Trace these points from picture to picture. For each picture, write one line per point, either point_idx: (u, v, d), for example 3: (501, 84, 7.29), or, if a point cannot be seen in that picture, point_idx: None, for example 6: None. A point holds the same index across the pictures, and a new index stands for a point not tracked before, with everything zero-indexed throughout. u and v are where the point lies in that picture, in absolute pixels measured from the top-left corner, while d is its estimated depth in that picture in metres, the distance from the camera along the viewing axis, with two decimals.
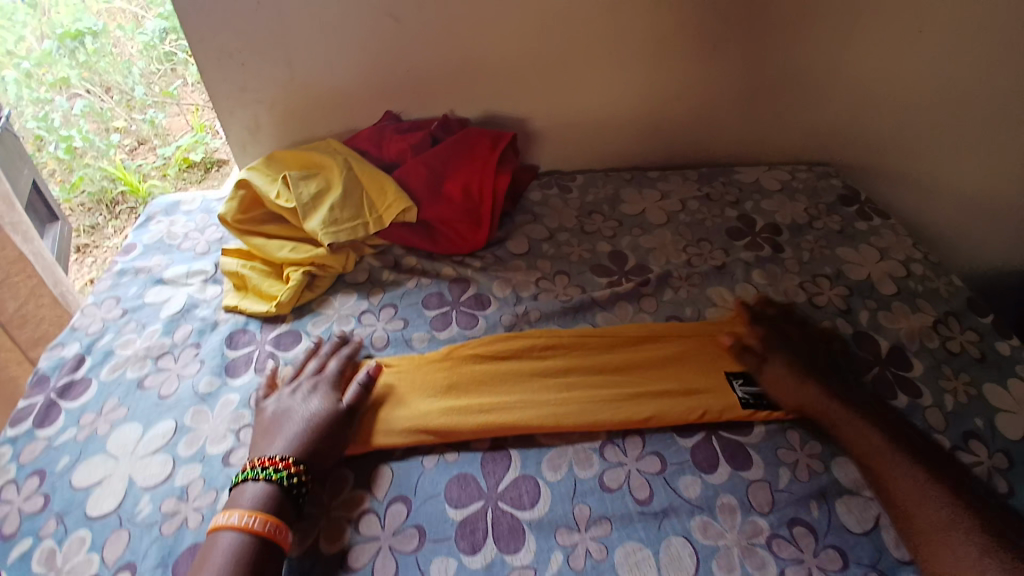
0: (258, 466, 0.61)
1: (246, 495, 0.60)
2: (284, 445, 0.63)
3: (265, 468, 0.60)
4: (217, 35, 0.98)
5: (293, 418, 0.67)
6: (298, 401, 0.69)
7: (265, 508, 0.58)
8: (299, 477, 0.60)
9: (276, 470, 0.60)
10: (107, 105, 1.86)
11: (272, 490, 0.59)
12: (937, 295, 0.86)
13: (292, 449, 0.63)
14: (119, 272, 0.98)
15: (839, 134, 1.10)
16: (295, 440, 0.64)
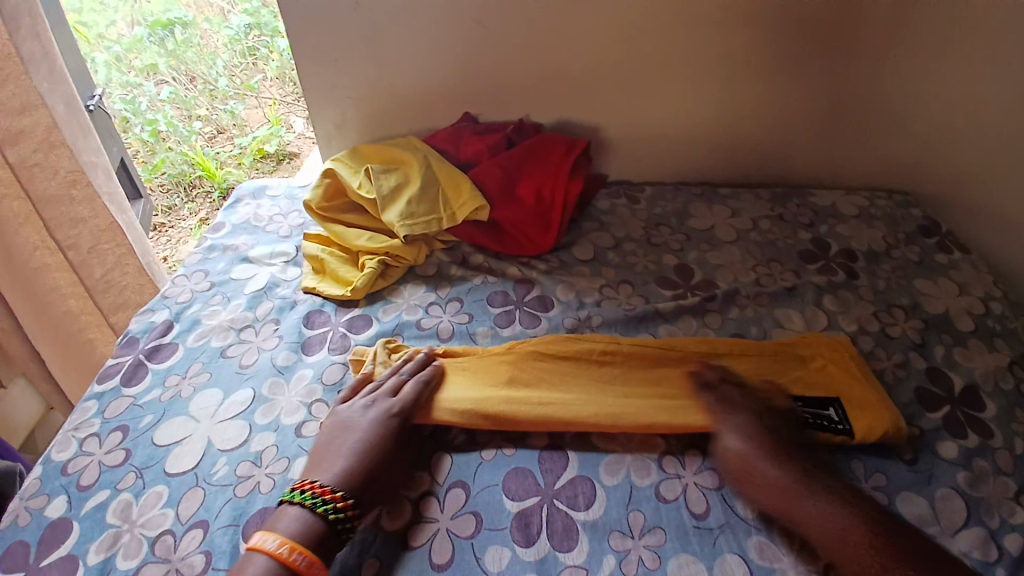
0: (307, 492, 0.60)
1: (286, 517, 0.59)
2: (337, 471, 0.62)
3: (314, 496, 0.60)
4: (315, 33, 1.05)
5: (352, 442, 0.65)
6: (364, 423, 0.67)
7: (305, 540, 0.57)
8: (346, 512, 0.59)
9: (322, 501, 0.59)
10: (191, 93, 2.00)
11: (315, 522, 0.58)
12: (1016, 336, 0.81)
13: (345, 481, 0.61)
14: (208, 247, 1.06)
15: (924, 161, 1.06)
16: (350, 466, 0.63)
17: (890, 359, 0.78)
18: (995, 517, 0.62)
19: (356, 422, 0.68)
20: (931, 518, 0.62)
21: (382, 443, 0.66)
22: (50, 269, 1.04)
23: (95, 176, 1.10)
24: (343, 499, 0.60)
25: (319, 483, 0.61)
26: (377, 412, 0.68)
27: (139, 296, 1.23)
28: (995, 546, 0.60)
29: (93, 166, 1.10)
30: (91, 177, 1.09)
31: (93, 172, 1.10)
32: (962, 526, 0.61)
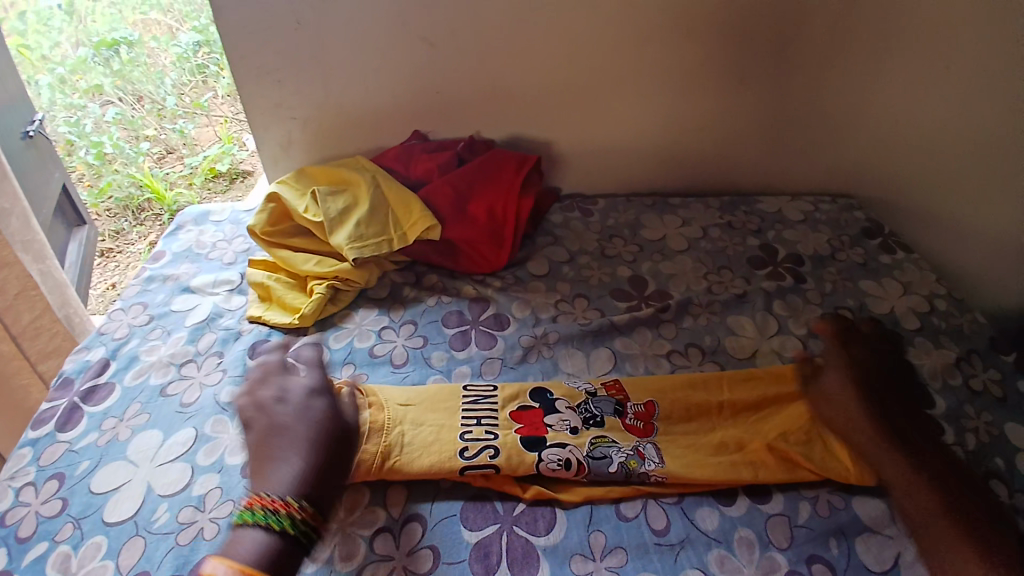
0: (268, 509, 0.57)
1: (242, 541, 0.55)
2: (289, 473, 0.60)
3: (274, 514, 0.56)
4: (255, 54, 1.02)
5: (281, 445, 0.63)
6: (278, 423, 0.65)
7: (261, 566, 0.53)
8: (306, 525, 0.57)
9: (283, 518, 0.56)
10: (139, 113, 1.92)
11: (274, 540, 0.55)
12: (960, 332, 0.85)
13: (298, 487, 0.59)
14: (147, 278, 1.00)
15: (863, 165, 1.10)
16: (298, 465, 0.61)
17: None
18: None
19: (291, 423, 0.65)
20: (887, 519, 0.62)
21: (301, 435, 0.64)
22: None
23: (7, 224, 1.02)
24: (305, 507, 0.58)
25: (274, 496, 0.58)
26: (304, 404, 0.67)
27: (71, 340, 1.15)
28: None
29: (6, 213, 1.02)
30: (3, 224, 1.01)
31: (5, 220, 1.02)
32: None
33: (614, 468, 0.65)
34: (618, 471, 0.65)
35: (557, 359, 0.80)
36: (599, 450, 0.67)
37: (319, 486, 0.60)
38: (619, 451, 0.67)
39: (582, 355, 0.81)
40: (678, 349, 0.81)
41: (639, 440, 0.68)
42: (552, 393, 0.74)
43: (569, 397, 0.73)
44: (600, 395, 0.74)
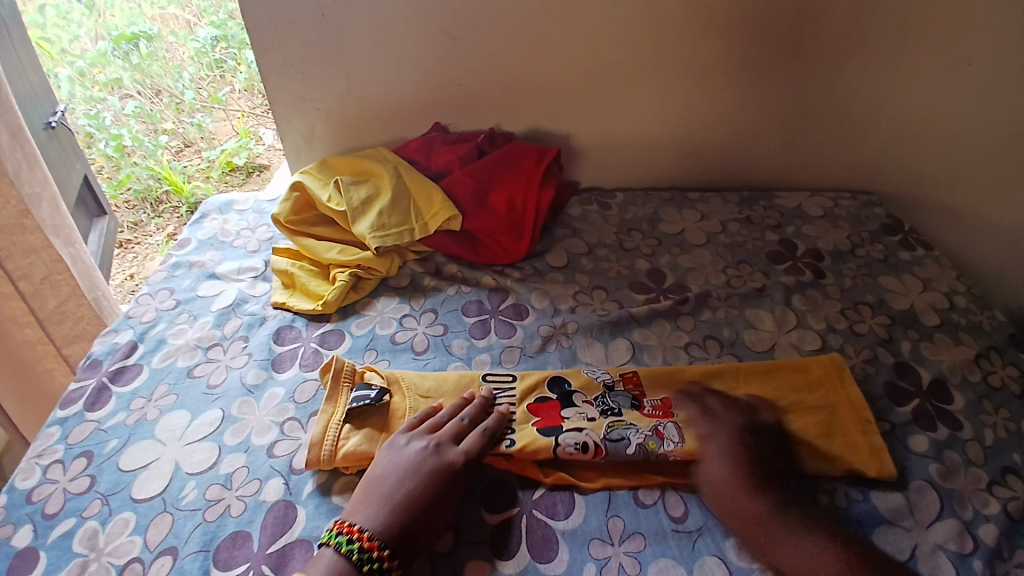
0: (350, 538, 0.57)
1: (320, 562, 0.56)
2: (378, 517, 0.58)
3: (353, 542, 0.56)
4: (279, 46, 1.04)
5: (388, 483, 0.61)
6: (426, 470, 0.62)
7: None
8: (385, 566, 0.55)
9: (361, 548, 0.56)
10: (157, 107, 1.96)
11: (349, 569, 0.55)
12: (980, 329, 0.84)
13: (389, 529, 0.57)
14: (174, 265, 1.03)
15: (883, 162, 1.09)
16: (393, 512, 0.59)
17: (858, 355, 0.80)
18: (968, 508, 0.64)
19: (395, 460, 0.64)
20: (905, 512, 0.63)
21: (431, 493, 0.61)
22: (7, 298, 1.01)
23: (40, 209, 1.04)
24: (386, 556, 0.56)
25: (365, 531, 0.57)
26: (425, 448, 0.65)
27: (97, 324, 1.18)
28: (971, 537, 0.61)
29: (38, 198, 1.04)
30: (37, 210, 1.03)
31: (38, 205, 1.04)
32: (936, 519, 0.62)
33: (631, 449, 0.66)
34: (637, 452, 0.66)
35: (576, 349, 0.81)
36: (616, 432, 0.68)
37: (411, 537, 0.58)
38: (637, 432, 0.68)
39: (602, 346, 0.81)
40: (697, 341, 0.82)
41: (658, 420, 0.69)
42: (569, 384, 0.75)
43: (586, 389, 0.74)
44: (618, 389, 0.74)
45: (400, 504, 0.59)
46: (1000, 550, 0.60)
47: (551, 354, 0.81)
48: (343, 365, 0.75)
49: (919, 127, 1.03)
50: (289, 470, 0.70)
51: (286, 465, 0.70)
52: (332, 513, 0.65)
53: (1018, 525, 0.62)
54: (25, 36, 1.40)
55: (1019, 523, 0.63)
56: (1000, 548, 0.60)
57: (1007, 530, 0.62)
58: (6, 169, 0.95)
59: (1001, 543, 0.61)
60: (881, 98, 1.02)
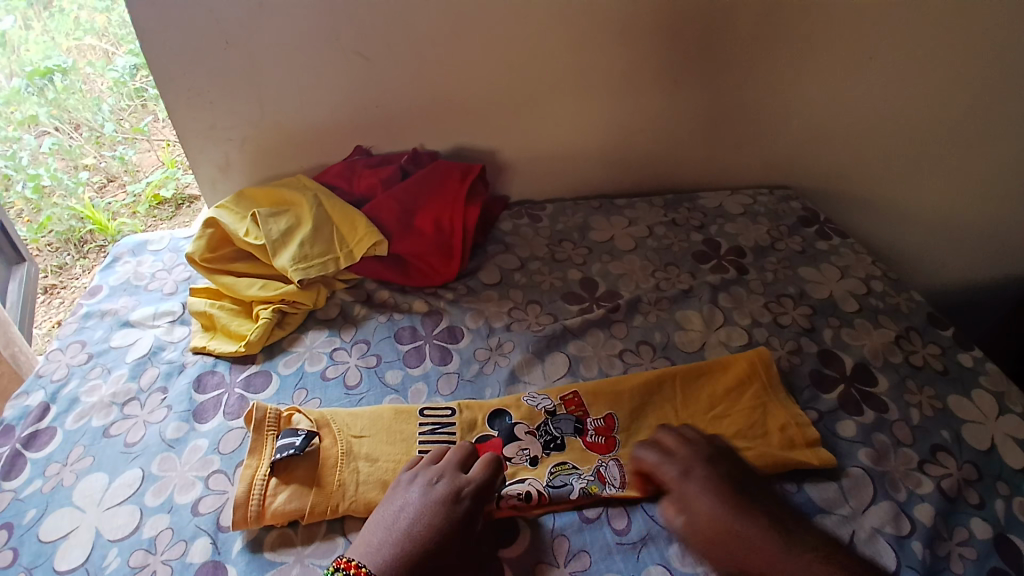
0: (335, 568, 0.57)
1: None
2: (376, 553, 0.58)
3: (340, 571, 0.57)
4: (184, 76, 0.99)
5: (388, 518, 0.61)
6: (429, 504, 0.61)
7: None
8: None
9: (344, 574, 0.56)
10: (76, 142, 1.83)
11: None
12: (897, 311, 0.89)
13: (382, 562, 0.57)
14: (85, 314, 0.96)
15: (796, 158, 1.14)
16: (395, 548, 0.58)
17: (784, 348, 0.83)
18: (901, 490, 0.66)
19: (394, 500, 0.63)
20: (840, 500, 0.65)
21: (432, 527, 0.59)
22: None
23: None
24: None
25: (362, 565, 0.57)
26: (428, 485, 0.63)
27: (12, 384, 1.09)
28: (907, 519, 0.64)
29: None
30: None
31: None
32: (871, 504, 0.65)
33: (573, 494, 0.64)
34: (580, 497, 0.64)
35: (514, 368, 0.80)
36: (559, 479, 0.66)
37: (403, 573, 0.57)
38: (580, 477, 0.66)
39: (539, 364, 0.81)
40: (631, 348, 0.83)
41: (600, 461, 0.69)
42: (510, 416, 0.73)
43: (528, 419, 0.73)
44: (561, 414, 0.73)
45: (393, 541, 0.58)
46: (938, 531, 0.63)
47: (488, 376, 0.79)
48: (265, 416, 0.71)
49: (822, 123, 1.09)
50: (217, 527, 0.66)
51: (213, 523, 0.66)
52: (264, 568, 0.62)
53: (952, 502, 0.66)
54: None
55: (952, 500, 0.66)
56: (936, 527, 0.63)
57: (943, 509, 0.65)
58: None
59: (937, 523, 0.63)
60: (787, 98, 1.07)
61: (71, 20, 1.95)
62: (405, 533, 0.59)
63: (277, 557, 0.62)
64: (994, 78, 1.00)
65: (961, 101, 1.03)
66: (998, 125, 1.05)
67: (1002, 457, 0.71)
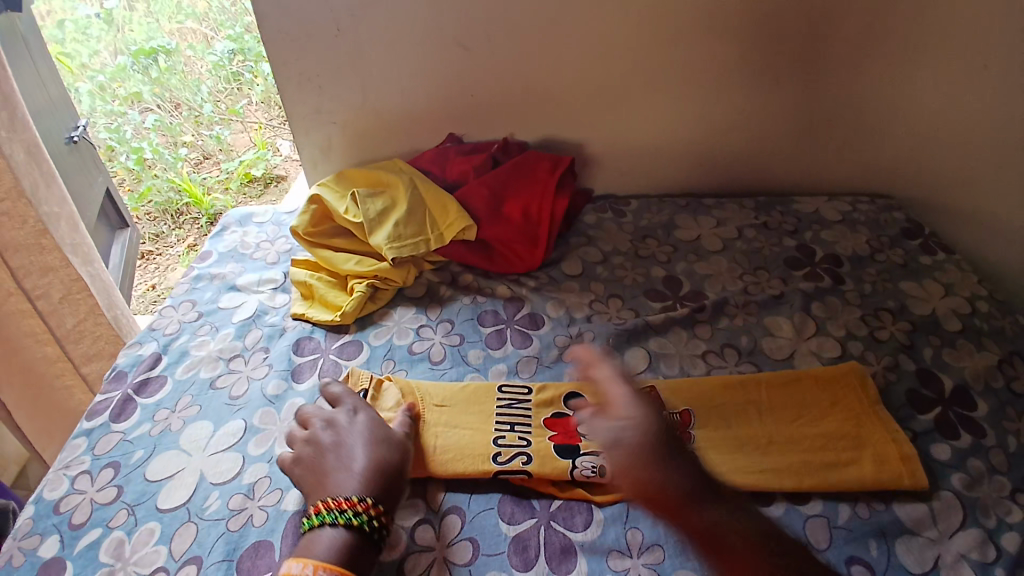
0: (334, 510, 0.58)
1: (319, 541, 0.57)
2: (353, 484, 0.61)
3: (343, 512, 0.58)
4: (297, 60, 1.06)
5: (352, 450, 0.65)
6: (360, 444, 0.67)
7: (341, 561, 0.55)
8: (379, 520, 0.59)
9: (354, 513, 0.58)
10: (176, 119, 1.98)
11: (348, 536, 0.57)
12: (1003, 334, 0.82)
13: (367, 489, 0.61)
14: (196, 277, 1.05)
15: (902, 166, 1.08)
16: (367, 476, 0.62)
17: (879, 363, 0.79)
18: (991, 516, 0.62)
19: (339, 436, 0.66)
20: (928, 521, 0.62)
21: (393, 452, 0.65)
22: (25, 316, 1.01)
23: (57, 229, 1.04)
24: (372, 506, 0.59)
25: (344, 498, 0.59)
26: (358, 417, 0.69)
27: (114, 342, 1.18)
28: (993, 546, 0.60)
29: (56, 218, 1.03)
30: (52, 230, 1.03)
31: (55, 225, 1.04)
32: (959, 528, 0.61)
33: None
34: None
35: None
36: None
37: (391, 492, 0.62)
38: None
39: (618, 355, 0.81)
40: (714, 350, 0.81)
41: None
42: (585, 399, 0.74)
43: None
44: None
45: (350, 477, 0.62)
46: None
47: (567, 364, 0.80)
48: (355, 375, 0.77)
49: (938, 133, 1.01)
50: None
51: None
52: None
53: None
54: (41, 47, 1.39)
55: None
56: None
57: None
58: (21, 187, 0.94)
59: None
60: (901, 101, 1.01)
61: (173, 3, 2.09)
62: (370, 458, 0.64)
63: None
64: None
65: None
66: None
67: None
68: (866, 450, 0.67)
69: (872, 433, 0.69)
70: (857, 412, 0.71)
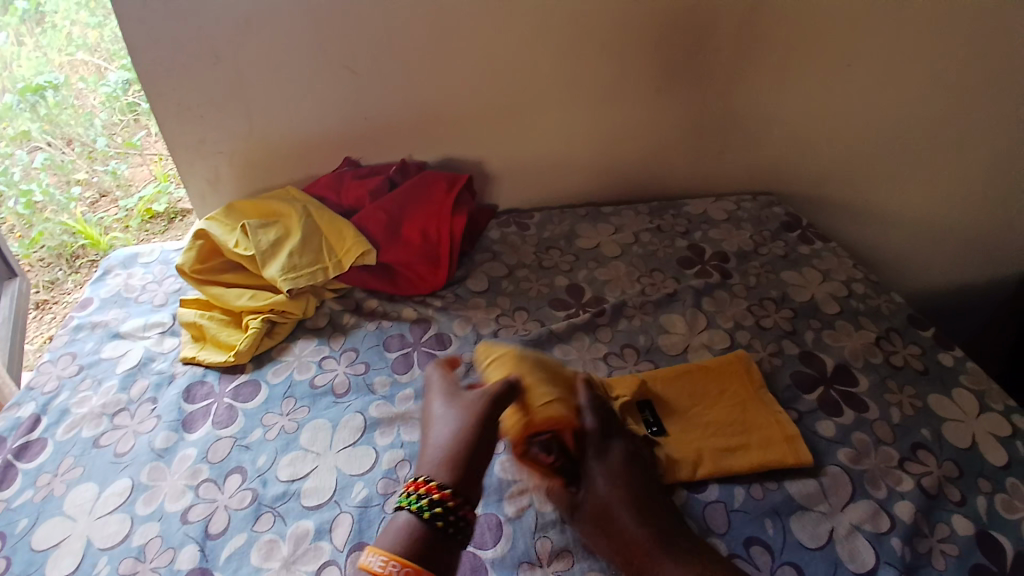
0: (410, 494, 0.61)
1: (396, 526, 0.59)
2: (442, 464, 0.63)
3: (417, 496, 0.60)
4: (175, 92, 1.01)
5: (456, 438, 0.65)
6: (439, 412, 0.69)
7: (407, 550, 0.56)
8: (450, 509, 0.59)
9: (427, 500, 0.59)
10: (68, 156, 1.75)
11: (422, 527, 0.58)
12: (878, 313, 0.90)
13: (448, 473, 0.62)
14: (75, 327, 0.96)
15: (780, 166, 1.16)
16: (453, 459, 0.63)
17: (765, 350, 0.84)
18: (881, 488, 0.68)
19: (447, 420, 0.67)
20: (820, 497, 0.67)
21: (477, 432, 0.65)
22: None
23: None
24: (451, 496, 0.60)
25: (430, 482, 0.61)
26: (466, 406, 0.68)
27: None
28: (886, 516, 0.65)
29: None
30: None
31: None
32: (850, 501, 0.66)
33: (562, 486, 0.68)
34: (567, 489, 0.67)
35: None
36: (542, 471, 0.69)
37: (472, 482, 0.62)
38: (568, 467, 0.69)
39: None
40: (615, 351, 0.84)
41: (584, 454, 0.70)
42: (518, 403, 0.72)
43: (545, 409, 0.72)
44: None
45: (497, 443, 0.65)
46: (918, 527, 0.64)
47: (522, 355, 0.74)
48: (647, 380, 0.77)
49: (805, 132, 1.11)
50: (205, 536, 0.66)
51: (201, 531, 0.66)
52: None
53: (934, 500, 0.67)
54: None
55: (932, 497, 0.67)
56: (917, 524, 0.64)
57: (923, 507, 0.66)
58: None
59: (918, 519, 0.64)
60: (771, 108, 1.08)
61: (61, 33, 1.79)
62: (460, 441, 0.64)
63: (265, 563, 0.63)
64: (978, 86, 1.02)
65: (944, 108, 1.05)
66: (978, 127, 1.07)
67: (983, 454, 0.72)
68: (753, 431, 0.71)
69: (759, 416, 0.73)
70: (744, 397, 0.75)
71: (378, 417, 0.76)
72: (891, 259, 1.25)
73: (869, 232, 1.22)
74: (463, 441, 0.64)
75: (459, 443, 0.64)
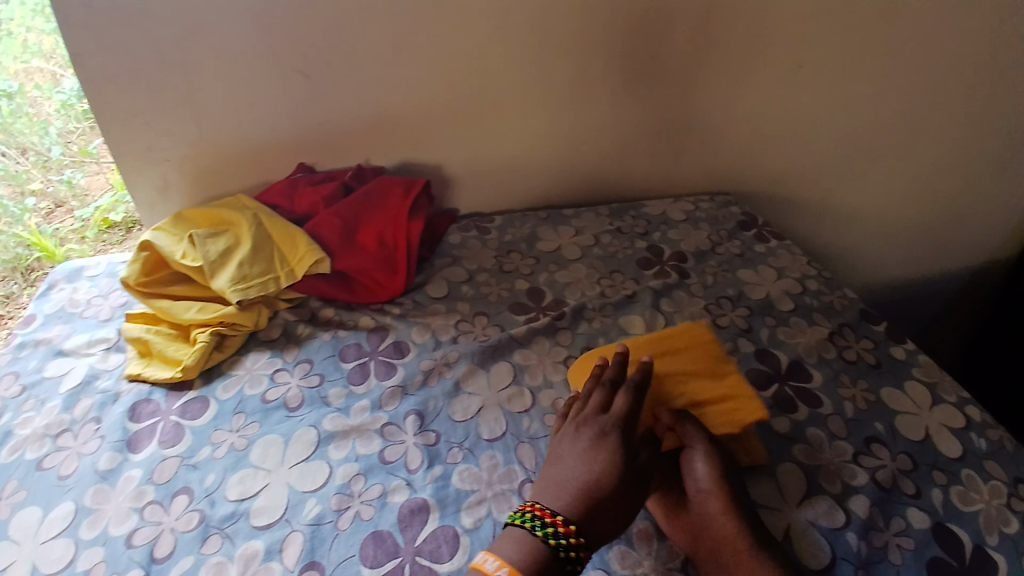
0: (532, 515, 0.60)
1: (507, 539, 0.59)
2: (564, 497, 0.61)
3: (540, 521, 0.59)
4: (119, 98, 0.97)
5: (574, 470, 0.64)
6: (573, 451, 0.66)
7: (525, 567, 0.56)
8: (576, 547, 0.58)
9: (551, 528, 0.58)
10: (21, 165, 1.46)
11: (543, 550, 0.57)
12: (831, 309, 0.92)
13: (575, 510, 0.60)
14: (18, 345, 0.92)
15: (737, 167, 1.17)
16: (578, 496, 0.61)
17: (722, 348, 0.85)
18: (836, 483, 0.68)
19: (566, 454, 0.66)
20: (778, 494, 0.67)
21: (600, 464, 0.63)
22: None
23: None
24: (574, 534, 0.58)
25: (558, 515, 0.59)
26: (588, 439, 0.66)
27: None
28: (842, 511, 0.66)
29: None
30: None
31: None
32: (806, 497, 0.67)
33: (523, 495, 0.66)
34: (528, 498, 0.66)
35: (459, 379, 0.80)
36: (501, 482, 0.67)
37: (595, 519, 0.60)
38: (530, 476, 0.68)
39: (483, 373, 0.80)
40: (575, 355, 0.83)
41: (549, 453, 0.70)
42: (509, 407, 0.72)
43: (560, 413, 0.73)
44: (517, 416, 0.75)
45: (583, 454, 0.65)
46: (874, 521, 0.65)
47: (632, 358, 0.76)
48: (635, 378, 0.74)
49: (760, 132, 1.12)
50: (150, 560, 0.63)
51: (146, 555, 0.63)
52: None
53: (888, 493, 0.68)
54: None
55: (886, 490, 0.68)
56: (872, 518, 0.65)
57: (878, 500, 0.67)
58: None
59: (873, 513, 0.66)
60: (727, 109, 1.10)
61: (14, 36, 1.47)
62: (584, 475, 0.63)
63: None
64: (921, 85, 1.06)
65: (891, 107, 1.08)
66: (925, 125, 1.10)
67: (936, 445, 0.73)
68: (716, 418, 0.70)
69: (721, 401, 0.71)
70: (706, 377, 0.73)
71: (333, 430, 0.74)
72: (847, 255, 1.28)
73: (825, 229, 1.25)
74: (591, 477, 0.62)
75: (582, 479, 0.62)
